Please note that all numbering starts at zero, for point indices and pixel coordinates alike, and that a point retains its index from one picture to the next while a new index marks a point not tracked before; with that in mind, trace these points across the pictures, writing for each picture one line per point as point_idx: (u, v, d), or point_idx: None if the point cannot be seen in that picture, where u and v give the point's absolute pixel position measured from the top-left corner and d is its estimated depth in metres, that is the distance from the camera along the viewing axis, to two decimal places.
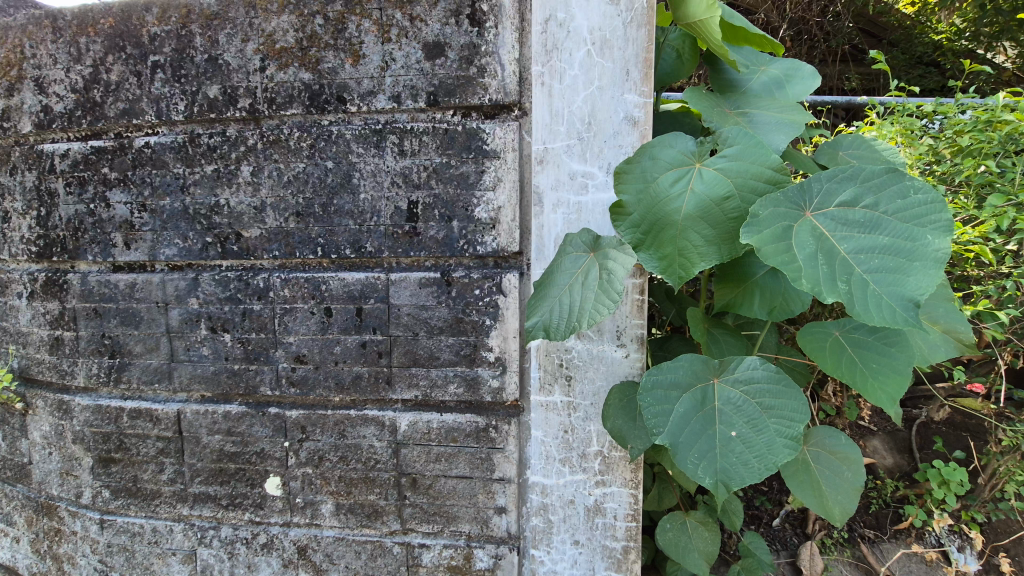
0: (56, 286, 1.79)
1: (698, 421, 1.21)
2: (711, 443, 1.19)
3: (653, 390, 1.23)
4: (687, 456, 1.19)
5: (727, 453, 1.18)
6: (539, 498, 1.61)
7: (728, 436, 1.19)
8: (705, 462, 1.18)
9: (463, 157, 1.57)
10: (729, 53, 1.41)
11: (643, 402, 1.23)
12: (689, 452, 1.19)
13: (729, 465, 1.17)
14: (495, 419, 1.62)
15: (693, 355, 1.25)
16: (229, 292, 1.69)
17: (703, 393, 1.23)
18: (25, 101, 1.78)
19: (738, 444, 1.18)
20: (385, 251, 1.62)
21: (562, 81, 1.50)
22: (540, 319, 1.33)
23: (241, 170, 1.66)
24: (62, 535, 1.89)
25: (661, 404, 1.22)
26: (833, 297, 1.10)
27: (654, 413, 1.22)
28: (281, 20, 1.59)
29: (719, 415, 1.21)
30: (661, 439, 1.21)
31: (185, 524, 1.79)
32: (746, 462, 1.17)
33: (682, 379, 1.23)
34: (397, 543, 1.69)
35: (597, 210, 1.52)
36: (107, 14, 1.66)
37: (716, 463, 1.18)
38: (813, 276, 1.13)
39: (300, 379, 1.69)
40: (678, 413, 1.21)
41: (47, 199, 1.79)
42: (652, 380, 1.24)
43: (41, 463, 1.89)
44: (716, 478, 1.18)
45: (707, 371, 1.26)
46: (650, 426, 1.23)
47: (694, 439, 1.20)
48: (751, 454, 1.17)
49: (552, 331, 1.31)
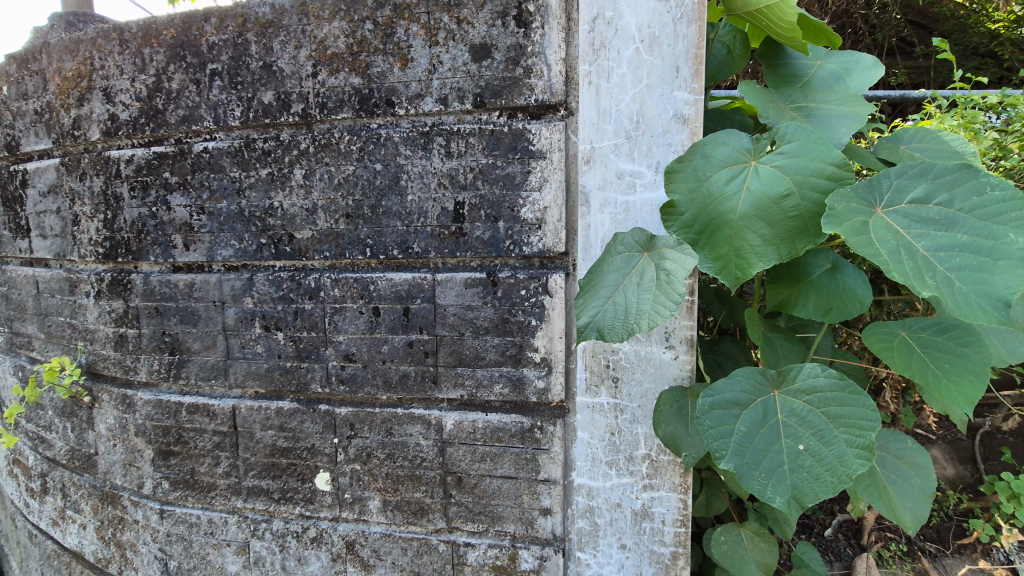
0: (121, 286, 1.89)
1: (762, 438, 1.17)
2: (778, 459, 1.15)
3: (710, 412, 1.20)
4: (754, 476, 1.15)
5: (797, 468, 1.14)
6: (585, 500, 1.59)
7: (796, 449, 1.15)
8: (775, 480, 1.14)
9: (509, 157, 1.58)
10: (798, 32, 1.40)
11: (703, 426, 1.20)
12: (756, 471, 1.15)
13: (800, 481, 1.13)
14: (540, 420, 1.62)
15: (749, 367, 1.22)
16: (281, 292, 1.74)
17: (765, 407, 1.20)
18: (94, 110, 1.88)
19: (807, 457, 1.14)
20: (432, 251, 1.64)
21: (610, 80, 1.50)
22: (593, 320, 1.29)
23: (295, 173, 1.70)
24: (125, 523, 1.98)
25: (722, 424, 1.20)
26: (925, 292, 1.03)
27: (716, 435, 1.19)
28: (332, 26, 1.63)
29: (784, 428, 1.17)
30: (727, 461, 1.18)
31: (239, 516, 1.84)
32: (818, 476, 1.13)
33: (741, 395, 1.20)
34: (443, 541, 1.70)
35: (646, 210, 1.50)
36: (168, 26, 1.74)
37: (786, 480, 1.14)
38: (900, 269, 1.06)
39: (349, 377, 1.72)
40: (740, 432, 1.18)
41: (113, 203, 1.88)
42: (708, 403, 1.21)
43: (106, 454, 1.98)
44: (788, 496, 1.13)
45: (767, 382, 1.22)
46: (714, 449, 1.19)
47: (760, 457, 1.16)
48: (823, 469, 1.13)
49: (606, 333, 1.28)
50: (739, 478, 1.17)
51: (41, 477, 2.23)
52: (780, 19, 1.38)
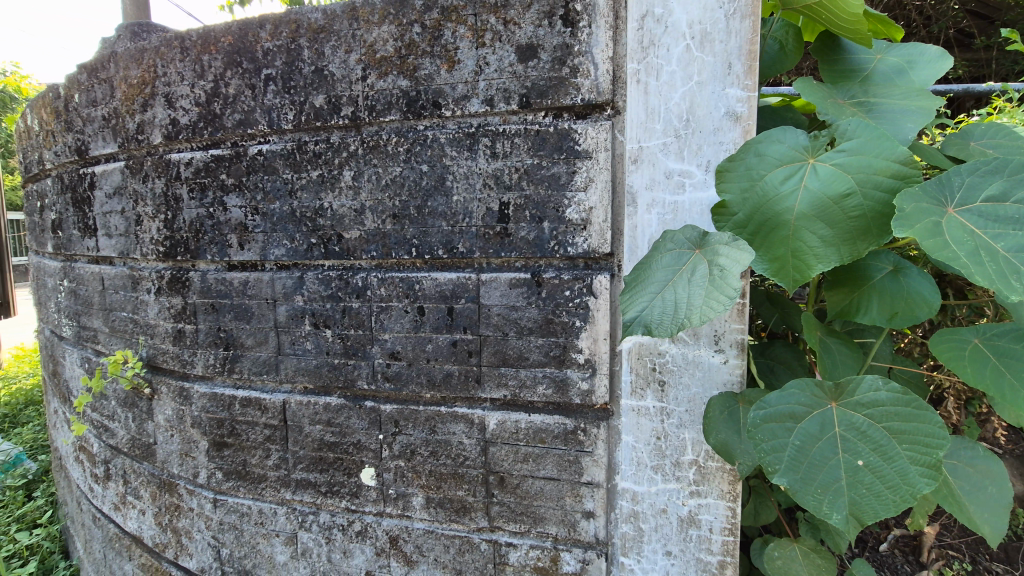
0: (180, 283, 1.97)
1: (818, 452, 1.13)
2: (835, 474, 1.11)
3: (762, 426, 1.16)
4: (810, 491, 1.12)
5: (856, 485, 1.10)
6: (630, 505, 1.57)
7: (854, 464, 1.11)
8: (831, 497, 1.10)
9: (555, 157, 1.57)
10: (864, 24, 1.34)
11: (755, 438, 1.17)
12: (812, 486, 1.12)
13: (859, 498, 1.09)
14: (583, 422, 1.60)
15: (804, 379, 1.17)
16: (330, 291, 1.78)
17: (822, 419, 1.15)
18: (156, 115, 1.98)
19: (866, 473, 1.10)
20: (477, 251, 1.65)
21: (659, 78, 1.47)
22: (640, 315, 1.24)
23: (344, 174, 1.74)
24: (180, 510, 2.07)
25: (775, 438, 1.16)
26: (1012, 296, 0.98)
27: (770, 447, 1.15)
28: (382, 30, 1.67)
29: (842, 442, 1.12)
30: (780, 476, 1.15)
31: (288, 508, 1.90)
32: (878, 493, 1.09)
33: (797, 408, 1.16)
34: (485, 540, 1.71)
35: (695, 210, 1.47)
36: (226, 33, 1.81)
37: (844, 496, 1.09)
38: (983, 272, 1.02)
39: (395, 375, 1.75)
40: (794, 445, 1.14)
41: (173, 204, 1.97)
42: (760, 415, 1.17)
43: (164, 443, 2.08)
44: (846, 513, 1.09)
45: (823, 394, 1.17)
46: (767, 462, 1.16)
47: (815, 472, 1.12)
48: (884, 486, 1.09)
49: (654, 328, 1.21)
50: (793, 493, 1.13)
51: (104, 464, 2.35)
52: (845, 11, 1.33)
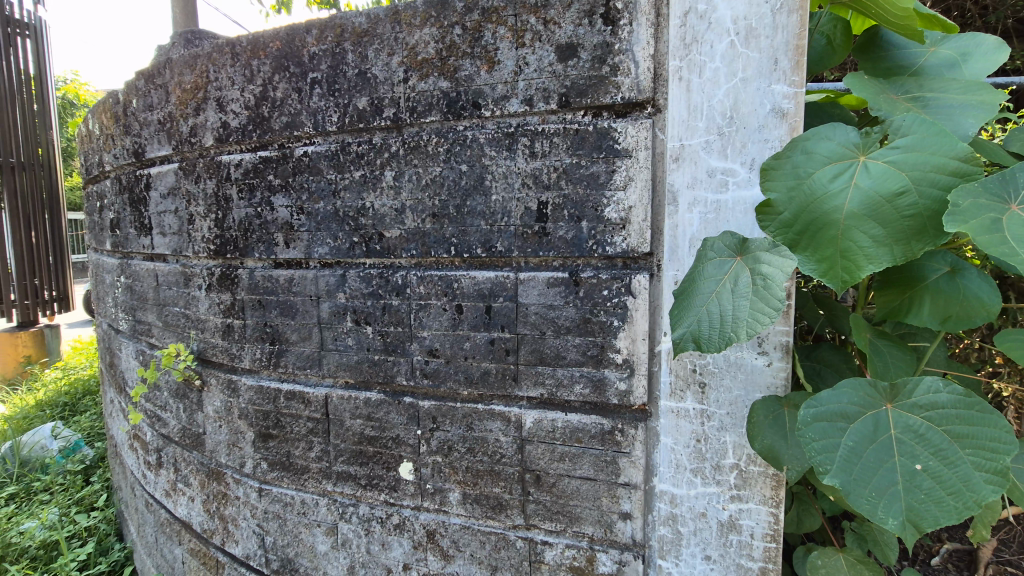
0: (229, 280, 2.05)
1: (872, 454, 1.09)
2: (891, 477, 1.07)
3: (813, 424, 1.13)
4: (863, 495, 1.08)
5: (913, 490, 1.06)
6: (668, 507, 1.55)
7: (911, 467, 1.07)
8: (886, 500, 1.06)
9: (594, 156, 1.57)
10: (915, 19, 1.31)
11: (805, 437, 1.13)
12: (866, 490, 1.08)
13: (917, 503, 1.05)
14: (621, 423, 1.59)
15: (858, 378, 1.14)
16: (371, 288, 1.83)
17: (876, 421, 1.12)
18: (208, 118, 2.06)
19: (925, 478, 1.06)
20: (515, 251, 1.66)
21: (702, 75, 1.45)
22: (688, 330, 1.25)
23: (385, 175, 1.78)
24: (227, 498, 2.15)
25: (826, 437, 1.12)
26: None
27: (820, 449, 1.12)
28: (423, 33, 1.70)
29: (898, 445, 1.09)
30: (831, 476, 1.10)
31: (329, 499, 1.95)
32: (939, 499, 1.05)
33: (849, 407, 1.13)
34: (521, 538, 1.71)
35: (739, 209, 1.45)
36: (274, 39, 1.88)
37: (900, 501, 1.06)
38: None
39: (433, 371, 1.77)
40: (846, 447, 1.11)
41: (223, 204, 2.05)
42: (812, 413, 1.14)
43: (213, 433, 2.16)
44: (903, 518, 1.05)
45: (878, 394, 1.14)
46: (817, 463, 1.12)
47: (868, 474, 1.09)
48: (944, 492, 1.05)
49: (703, 344, 1.23)
50: (845, 496, 1.09)
51: (157, 452, 2.47)
52: (894, 7, 1.30)
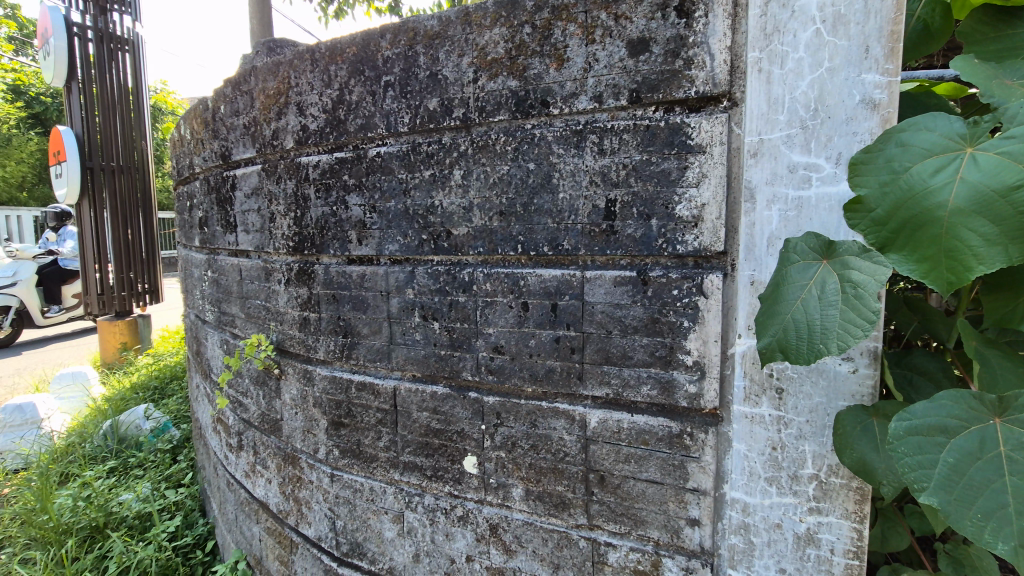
0: (307, 275, 2.17)
1: (976, 472, 1.02)
2: (1000, 499, 1.00)
3: (906, 438, 1.07)
4: (967, 517, 1.01)
5: None
6: (739, 516, 1.50)
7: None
8: (994, 524, 0.99)
9: (665, 153, 1.53)
10: None
11: (897, 452, 1.07)
12: (969, 511, 1.01)
13: None
14: (690, 426, 1.55)
15: (959, 390, 1.07)
16: (439, 285, 1.87)
17: (980, 436, 1.04)
18: (289, 122, 2.18)
19: None
20: (582, 249, 1.65)
21: (784, 66, 1.40)
22: (772, 341, 1.21)
23: (454, 174, 1.82)
24: (302, 482, 2.27)
25: (923, 452, 1.05)
26: None
27: (914, 465, 1.05)
28: (493, 33, 1.72)
29: (1008, 463, 1.01)
30: (928, 495, 1.03)
31: (396, 488, 2.02)
32: None
33: (948, 421, 1.06)
34: (584, 537, 1.70)
35: (822, 207, 1.38)
36: (351, 45, 1.97)
37: (1011, 525, 0.98)
38: None
39: (498, 368, 1.79)
40: (945, 464, 1.04)
41: (302, 203, 2.17)
42: (904, 426, 1.07)
43: (289, 420, 2.29)
44: (1014, 544, 0.98)
45: (983, 408, 1.06)
46: (911, 480, 1.05)
47: (972, 496, 1.01)
48: None
49: (790, 355, 1.20)
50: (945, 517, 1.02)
51: (238, 435, 2.64)
52: None
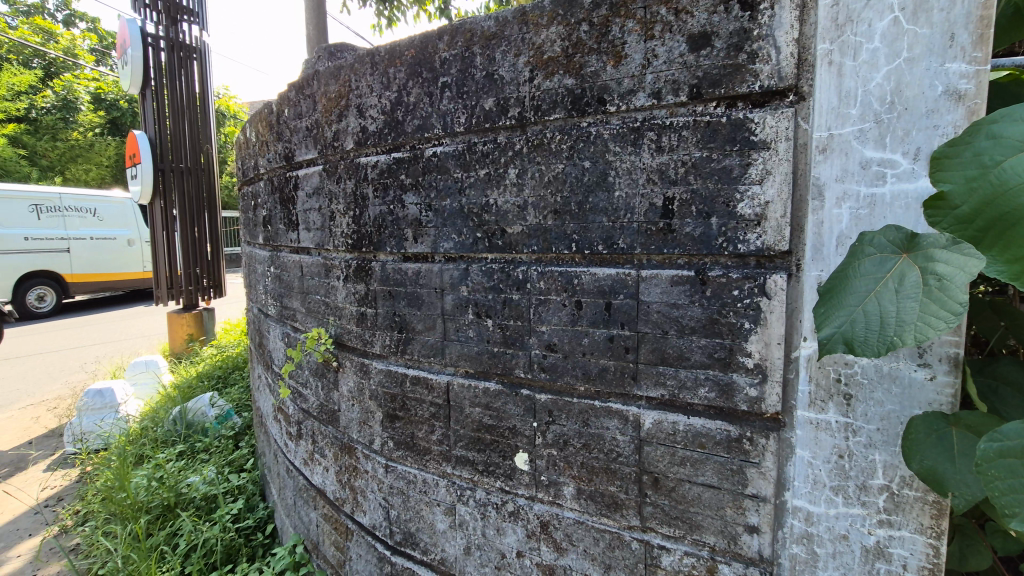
0: (365, 272, 2.24)
1: None
2: None
3: (996, 461, 1.05)
4: None
5: None
6: (801, 525, 1.46)
7: None
8: None
9: (727, 149, 1.49)
10: None
11: (987, 474, 1.06)
12: None
13: None
14: (750, 431, 1.51)
15: None
16: (493, 283, 1.89)
17: None
18: (350, 124, 2.26)
19: None
20: (637, 248, 1.63)
21: (857, 58, 1.34)
22: (839, 331, 1.18)
23: (509, 173, 1.84)
24: (357, 471, 2.35)
25: (1015, 476, 1.03)
26: None
27: (1005, 489, 1.04)
28: (550, 31, 1.72)
29: None
30: (1020, 522, 1.02)
31: (448, 481, 2.06)
32: None
33: None
34: (636, 539, 1.68)
35: (898, 205, 1.31)
36: (409, 47, 2.02)
37: None
38: None
39: (550, 365, 1.80)
40: None
41: (361, 202, 2.24)
42: (996, 448, 1.05)
43: (347, 411, 2.38)
44: None
45: None
46: (1002, 505, 1.04)
47: None
48: None
49: (857, 346, 1.16)
50: None
51: (298, 424, 2.76)
52: None
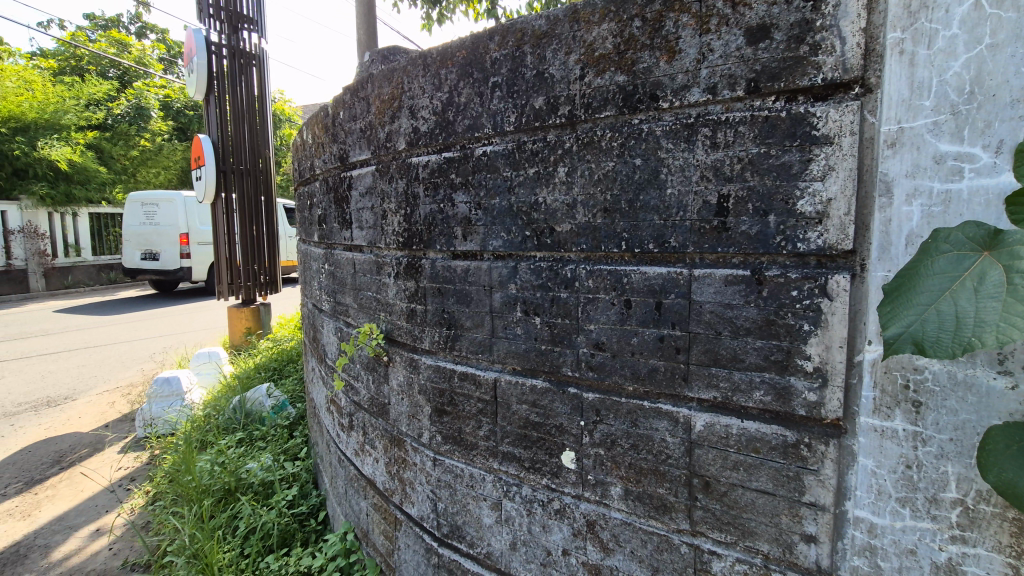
0: (415, 269, 2.29)
1: None
2: None
3: None
4: None
5: None
6: (864, 536, 1.40)
7: None
8: None
9: (786, 145, 1.44)
10: None
11: None
12: None
13: None
14: (808, 437, 1.45)
15: None
16: (541, 281, 1.90)
17: None
18: (402, 125, 2.31)
19: None
20: (690, 246, 1.60)
21: (931, 46, 1.27)
22: (909, 331, 1.15)
23: (559, 171, 1.84)
24: (406, 463, 2.42)
25: None
26: None
27: None
28: (602, 28, 1.71)
29: None
30: None
31: (494, 476, 2.08)
32: None
33: None
34: (685, 543, 1.65)
35: (976, 201, 1.24)
36: (461, 49, 2.05)
37: None
38: None
39: (598, 364, 1.79)
40: None
41: (412, 201, 2.30)
42: None
43: (397, 404, 2.44)
44: None
45: None
46: None
47: None
48: None
49: (928, 347, 1.14)
50: None
51: (350, 416, 2.86)
52: None
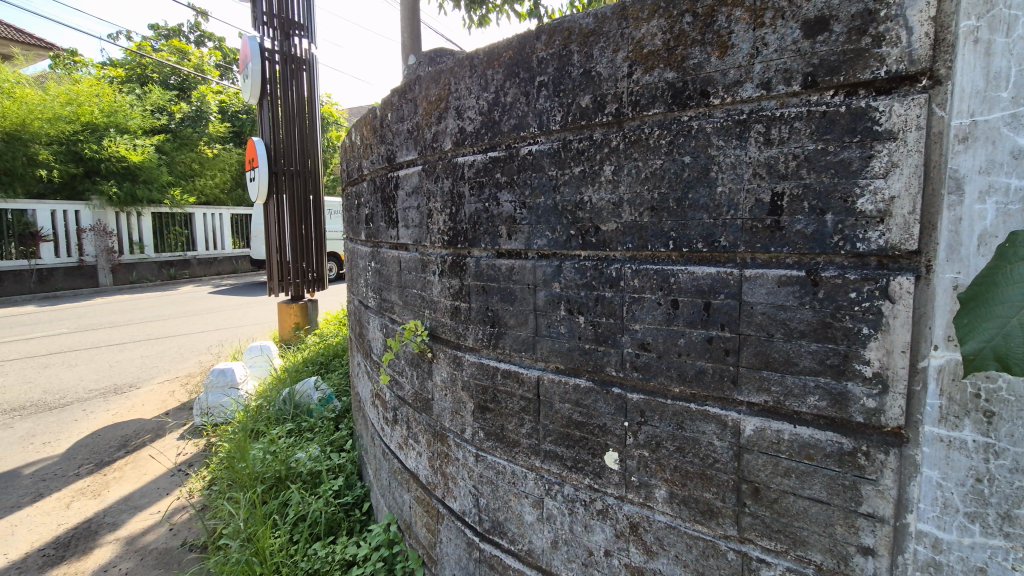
0: (459, 267, 2.33)
1: None
2: None
3: None
4: None
5: None
6: (927, 552, 1.33)
7: None
8: None
9: (846, 141, 1.39)
10: None
11: None
12: None
13: None
14: (866, 445, 1.39)
15: None
16: (585, 280, 1.89)
17: None
18: (448, 125, 2.35)
19: None
20: (741, 246, 1.56)
21: (1011, 34, 1.19)
22: (991, 346, 1.11)
23: (604, 170, 1.82)
24: (449, 458, 2.46)
25: None
26: None
27: None
28: (651, 25, 1.69)
29: None
30: None
31: (536, 474, 2.09)
32: None
33: None
34: (733, 549, 1.61)
35: None
36: (508, 49, 2.07)
37: None
38: None
39: (643, 365, 1.77)
40: None
41: (457, 200, 2.33)
42: None
43: (440, 400, 2.49)
44: None
45: None
46: None
47: None
48: None
49: (1014, 362, 1.08)
50: None
51: (394, 410, 2.92)
52: None
